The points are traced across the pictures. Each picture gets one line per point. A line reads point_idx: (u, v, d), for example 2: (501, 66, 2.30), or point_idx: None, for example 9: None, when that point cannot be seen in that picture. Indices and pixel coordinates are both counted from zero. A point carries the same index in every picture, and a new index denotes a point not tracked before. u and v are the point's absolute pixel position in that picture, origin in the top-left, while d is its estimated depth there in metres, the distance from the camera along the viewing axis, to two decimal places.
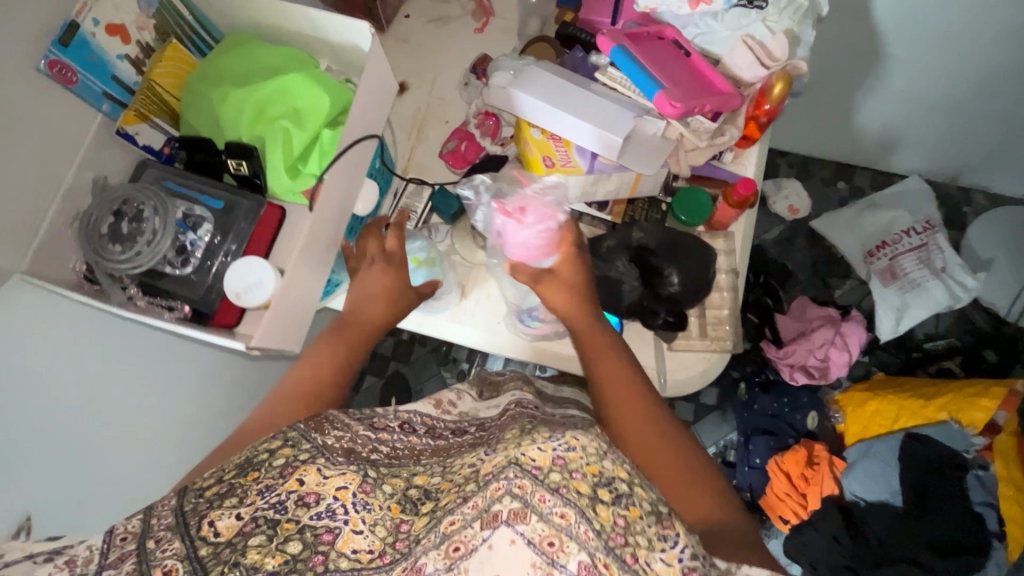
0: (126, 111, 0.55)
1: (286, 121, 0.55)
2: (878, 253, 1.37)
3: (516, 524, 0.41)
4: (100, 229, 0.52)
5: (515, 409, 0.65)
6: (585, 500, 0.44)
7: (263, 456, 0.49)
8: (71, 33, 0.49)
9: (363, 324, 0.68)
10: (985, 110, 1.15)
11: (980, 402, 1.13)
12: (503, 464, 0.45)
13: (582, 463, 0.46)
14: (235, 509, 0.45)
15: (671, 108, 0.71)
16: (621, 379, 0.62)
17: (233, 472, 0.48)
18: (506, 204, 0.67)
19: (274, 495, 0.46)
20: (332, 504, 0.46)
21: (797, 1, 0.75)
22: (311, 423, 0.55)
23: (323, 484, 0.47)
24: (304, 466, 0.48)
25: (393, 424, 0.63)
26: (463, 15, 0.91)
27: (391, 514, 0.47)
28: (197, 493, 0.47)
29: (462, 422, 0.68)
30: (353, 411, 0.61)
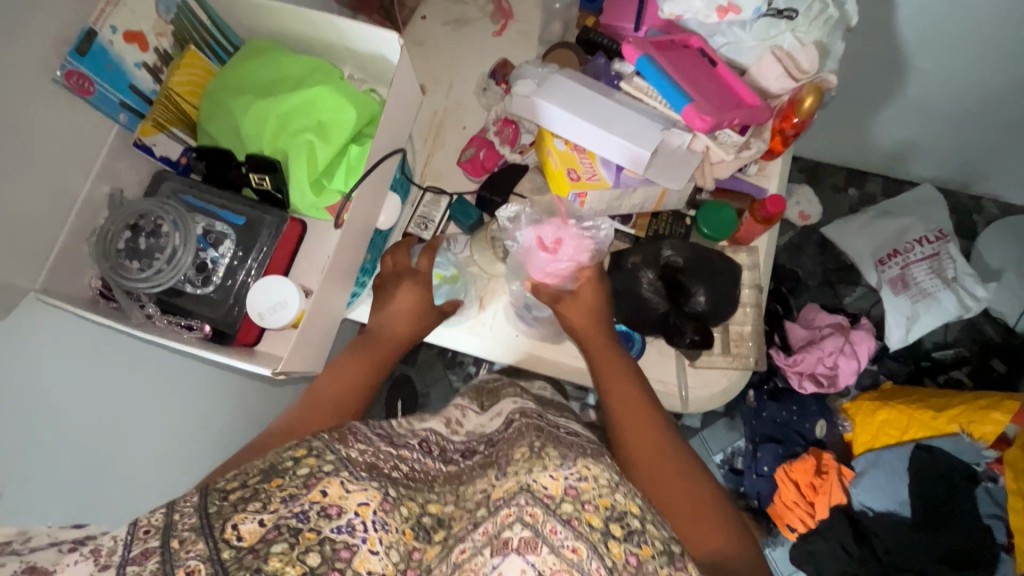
0: (144, 122, 0.53)
1: (311, 135, 0.54)
2: (889, 262, 1.36)
3: (526, 554, 0.40)
4: (117, 245, 0.51)
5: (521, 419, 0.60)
6: (597, 534, 0.42)
7: (288, 464, 0.44)
8: (87, 41, 0.47)
9: (386, 339, 0.68)
10: (1004, 120, 1.14)
11: (992, 415, 1.12)
12: (513, 490, 0.45)
13: (594, 494, 0.45)
14: (258, 515, 0.40)
15: (700, 122, 0.69)
16: (631, 398, 0.62)
17: (256, 476, 0.43)
18: (544, 236, 0.66)
19: (297, 505, 0.41)
20: (353, 519, 0.42)
21: (827, 12, 0.73)
22: (335, 433, 0.50)
23: (346, 498, 0.42)
24: (328, 477, 0.43)
25: (411, 441, 0.57)
26: (481, 17, 0.89)
27: (405, 539, 0.44)
28: (220, 494, 0.42)
29: (471, 441, 0.63)
30: (373, 424, 0.56)
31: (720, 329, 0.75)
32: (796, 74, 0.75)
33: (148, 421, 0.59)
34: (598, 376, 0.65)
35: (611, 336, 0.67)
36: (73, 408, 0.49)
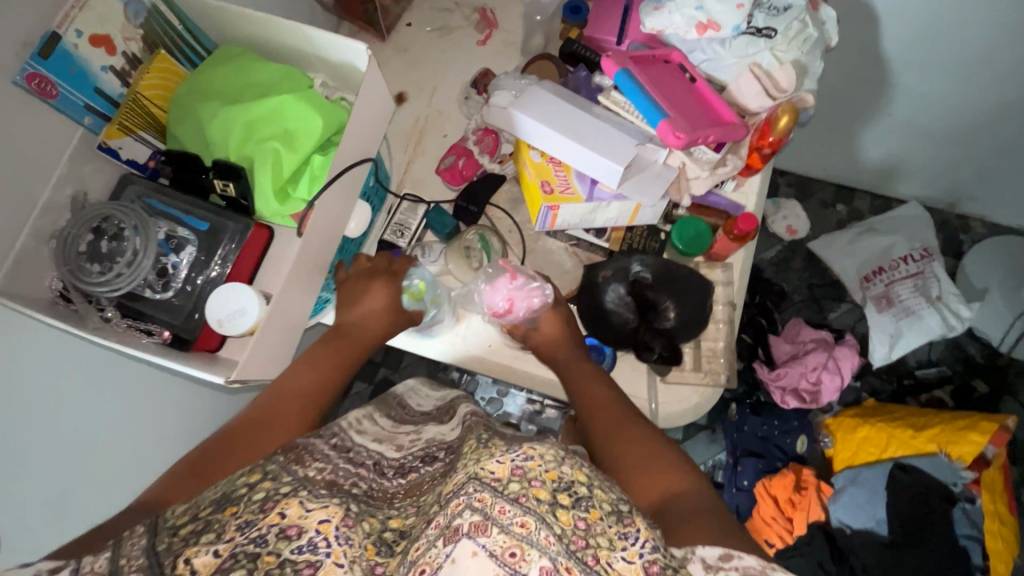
0: (110, 125, 0.53)
1: (276, 143, 0.54)
2: (874, 278, 1.37)
3: (477, 537, 0.39)
4: (77, 248, 0.50)
5: (473, 418, 0.61)
6: (544, 506, 0.41)
7: (242, 490, 0.43)
8: (50, 45, 0.47)
9: (356, 335, 0.66)
10: (991, 140, 1.14)
11: (969, 436, 1.13)
12: (462, 481, 0.44)
13: (542, 470, 0.43)
14: (212, 546, 0.38)
15: (674, 138, 0.70)
16: (594, 391, 0.63)
17: (207, 508, 0.42)
18: (495, 309, 0.69)
19: (254, 530, 0.40)
20: (315, 537, 0.41)
21: (807, 31, 0.73)
22: (291, 455, 0.48)
23: (306, 517, 0.41)
24: (286, 499, 0.42)
25: (367, 461, 0.56)
26: (466, 26, 0.89)
27: (366, 556, 0.42)
28: (169, 531, 0.40)
29: (429, 448, 0.61)
30: (327, 438, 0.54)
31: (693, 343, 0.74)
32: (774, 93, 0.75)
33: (107, 423, 0.59)
34: (564, 374, 0.67)
35: (573, 335, 0.70)
36: (27, 412, 0.49)
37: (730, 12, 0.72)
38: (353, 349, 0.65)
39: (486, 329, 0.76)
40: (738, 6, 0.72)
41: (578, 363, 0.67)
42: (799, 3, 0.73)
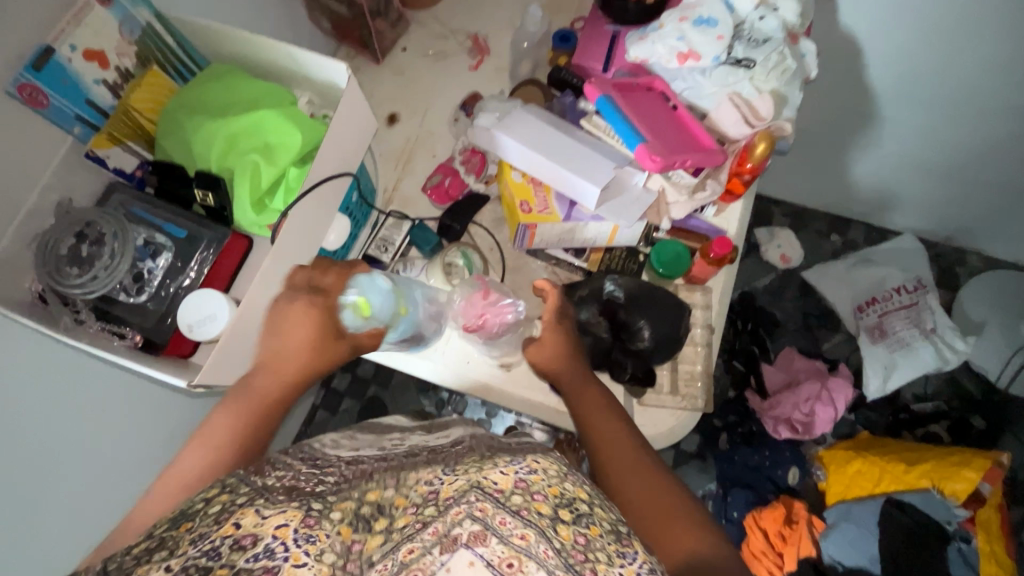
0: (98, 135, 0.55)
1: (255, 155, 0.56)
2: (869, 308, 1.36)
3: (474, 547, 0.40)
4: (59, 251, 0.52)
5: (470, 439, 0.55)
6: (545, 520, 0.42)
7: (199, 505, 0.40)
8: (44, 58, 0.49)
9: (264, 386, 0.51)
10: (984, 174, 1.14)
11: (963, 473, 1.09)
12: (463, 487, 0.44)
13: (544, 485, 0.44)
14: (164, 562, 0.36)
15: (650, 161, 0.72)
16: (602, 421, 0.61)
17: (164, 525, 0.39)
18: (468, 322, 0.70)
19: (207, 542, 0.37)
20: (272, 543, 0.38)
21: (785, 63, 0.75)
22: (252, 467, 0.45)
23: (261, 525, 0.39)
24: (241, 509, 0.39)
25: (340, 460, 0.52)
26: (460, 51, 0.91)
27: (342, 537, 0.40)
28: (122, 552, 0.37)
29: (415, 450, 0.56)
30: (295, 452, 0.52)
31: (670, 366, 0.74)
32: (753, 121, 0.76)
33: None
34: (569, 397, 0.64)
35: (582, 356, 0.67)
36: None
37: (710, 41, 0.75)
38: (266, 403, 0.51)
39: (468, 347, 0.76)
40: (718, 37, 0.75)
41: (591, 392, 0.64)
42: (778, 36, 0.75)
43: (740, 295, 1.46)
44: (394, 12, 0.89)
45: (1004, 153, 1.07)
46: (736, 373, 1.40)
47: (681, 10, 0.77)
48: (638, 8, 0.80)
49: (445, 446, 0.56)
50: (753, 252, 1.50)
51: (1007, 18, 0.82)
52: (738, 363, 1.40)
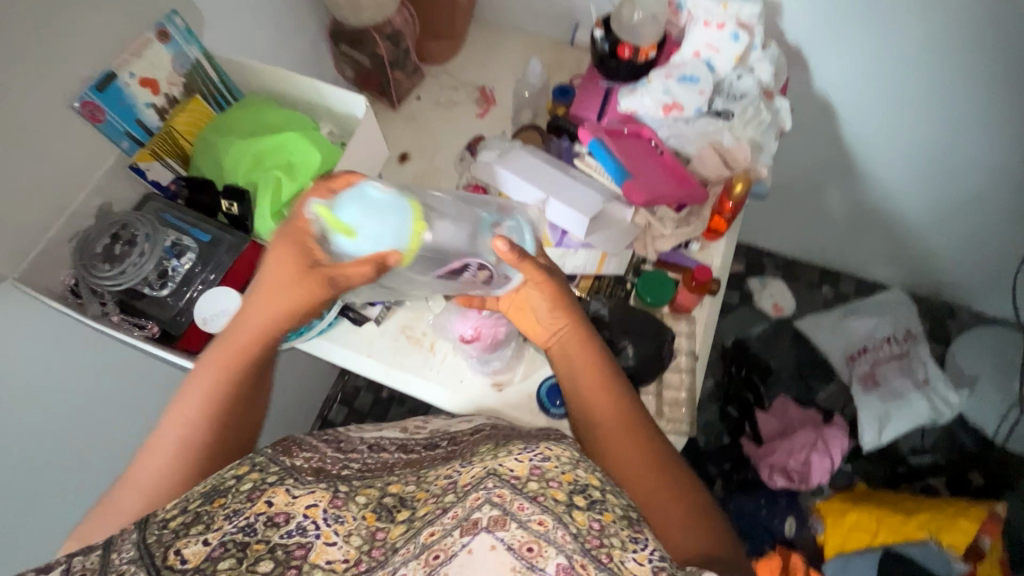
0: (142, 150, 0.64)
1: (279, 172, 0.64)
2: (859, 358, 1.38)
3: (495, 531, 0.42)
4: (95, 248, 0.58)
5: (490, 427, 0.57)
6: (561, 506, 0.44)
7: (230, 483, 0.46)
8: (106, 82, 0.59)
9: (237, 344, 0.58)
10: (964, 227, 1.19)
11: (959, 522, 1.09)
12: (480, 475, 0.46)
13: (558, 472, 0.46)
14: (202, 536, 0.42)
15: (636, 196, 0.80)
16: (604, 402, 0.64)
17: (197, 500, 0.44)
18: (464, 334, 0.75)
19: (242, 519, 0.43)
20: (303, 522, 0.45)
21: (761, 116, 0.83)
22: (278, 448, 0.52)
23: (293, 503, 0.46)
24: (273, 488, 0.46)
25: (361, 446, 0.58)
26: (468, 101, 1.01)
27: (366, 523, 0.46)
28: (161, 523, 0.42)
29: (432, 439, 0.59)
30: (318, 434, 0.58)
31: (654, 390, 0.77)
32: (732, 165, 0.83)
33: None
34: (570, 374, 0.67)
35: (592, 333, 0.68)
36: None
37: (693, 96, 0.84)
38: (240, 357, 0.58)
39: (463, 367, 0.80)
40: (700, 92, 0.84)
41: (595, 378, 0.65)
42: (753, 92, 0.84)
43: (734, 342, 1.48)
44: (411, 64, 0.98)
45: (984, 208, 1.12)
46: (731, 419, 1.40)
47: (666, 68, 0.85)
48: (628, 67, 0.88)
49: (466, 432, 0.59)
50: (746, 300, 1.53)
51: (971, 79, 0.89)
52: (732, 410, 1.40)
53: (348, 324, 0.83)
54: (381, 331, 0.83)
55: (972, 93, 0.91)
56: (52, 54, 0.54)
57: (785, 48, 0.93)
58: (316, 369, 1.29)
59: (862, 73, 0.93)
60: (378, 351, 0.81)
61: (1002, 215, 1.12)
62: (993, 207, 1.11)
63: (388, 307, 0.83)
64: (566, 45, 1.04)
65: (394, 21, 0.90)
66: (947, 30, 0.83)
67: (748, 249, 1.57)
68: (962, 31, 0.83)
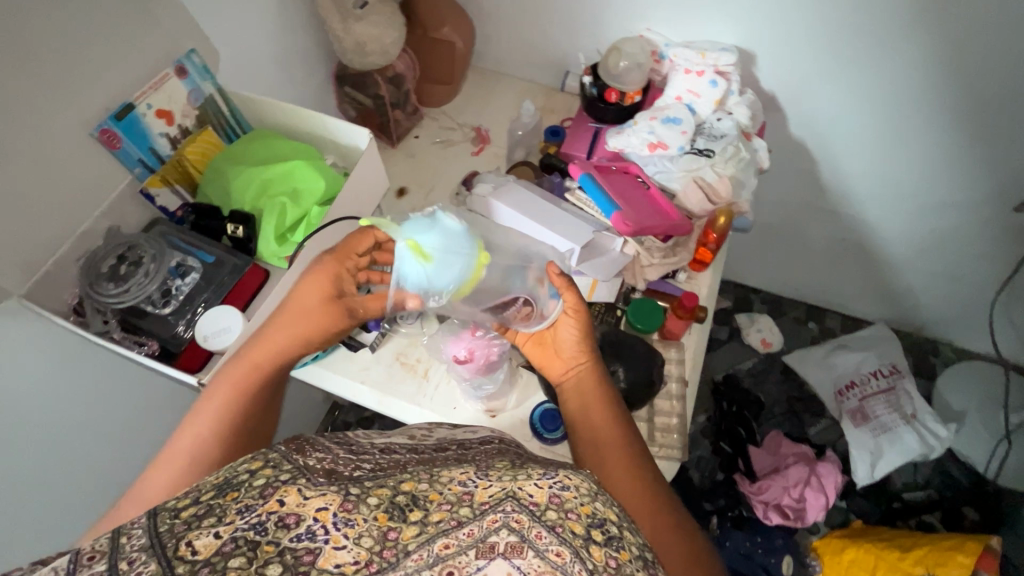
0: (153, 176, 0.69)
1: (285, 199, 0.70)
2: (848, 393, 1.40)
3: (512, 558, 0.39)
4: (100, 268, 0.63)
5: (500, 444, 0.61)
6: (579, 540, 0.41)
7: (243, 476, 0.42)
8: (126, 111, 0.65)
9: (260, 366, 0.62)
10: (941, 264, 1.23)
11: (956, 558, 1.07)
12: (498, 495, 0.43)
13: (577, 504, 0.43)
14: (213, 529, 0.37)
15: (625, 227, 0.84)
16: (607, 430, 0.66)
17: (210, 491, 0.40)
18: (458, 354, 0.75)
19: (253, 516, 0.38)
20: (313, 525, 0.39)
21: (740, 154, 0.87)
22: (292, 445, 0.48)
23: (304, 505, 0.40)
24: (285, 487, 0.41)
25: (372, 449, 0.56)
26: (464, 140, 1.06)
27: (378, 523, 0.40)
28: (172, 513, 0.38)
29: (441, 443, 0.61)
30: (330, 437, 0.55)
31: (646, 415, 0.79)
32: (715, 199, 0.88)
33: None
34: (580, 408, 0.69)
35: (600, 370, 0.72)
36: None
37: (675, 136, 0.89)
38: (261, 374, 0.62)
39: (457, 394, 0.80)
40: (682, 132, 0.89)
41: (597, 395, 0.69)
42: (733, 133, 0.88)
43: (725, 377, 1.50)
44: (411, 105, 1.04)
45: (959, 244, 1.16)
46: (723, 455, 1.39)
47: (651, 111, 0.91)
48: (615, 109, 0.95)
49: (474, 441, 0.63)
50: (735, 336, 1.56)
51: (939, 122, 0.95)
52: (725, 445, 1.40)
53: (344, 351, 0.83)
54: (376, 358, 0.83)
55: (943, 131, 0.96)
56: (49, 71, 0.57)
57: (761, 94, 1.01)
58: (305, 404, 1.27)
59: (832, 117, 1.00)
60: (373, 378, 0.82)
61: (973, 251, 1.17)
62: (964, 244, 1.16)
63: (384, 333, 0.84)
64: (557, 90, 1.11)
65: (396, 65, 0.97)
66: (914, 73, 0.89)
67: (735, 286, 1.62)
68: (928, 76, 0.89)
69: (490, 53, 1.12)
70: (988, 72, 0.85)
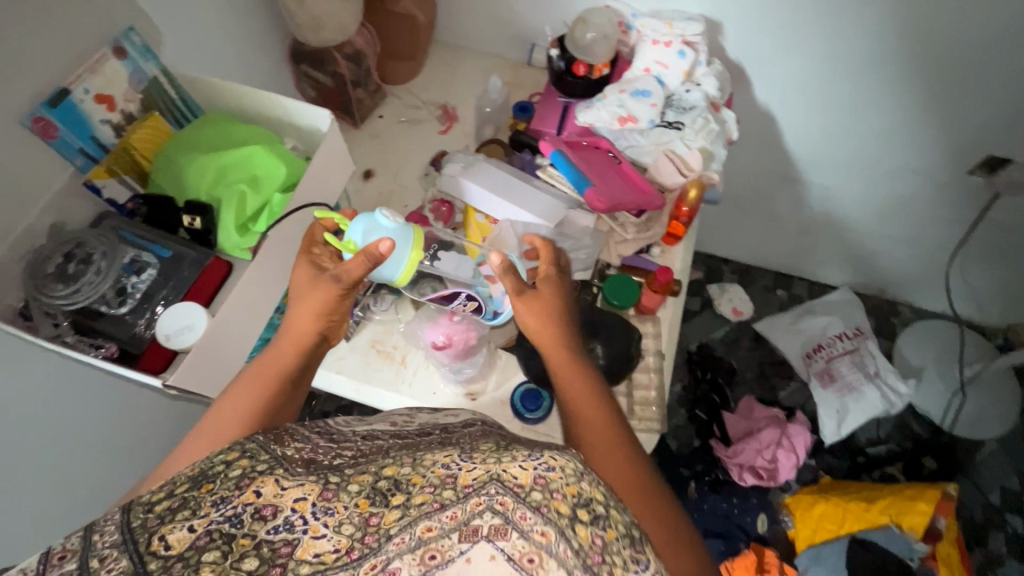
0: (97, 168, 0.65)
1: (243, 186, 0.67)
2: (816, 355, 1.44)
3: (495, 540, 0.37)
4: (46, 269, 0.60)
5: (481, 425, 0.61)
6: (565, 519, 0.39)
7: (219, 467, 0.42)
8: (59, 97, 0.60)
9: (285, 349, 0.62)
10: (901, 227, 1.27)
11: (919, 506, 1.16)
12: (482, 477, 0.41)
13: (562, 484, 0.41)
14: (186, 522, 0.38)
15: (598, 203, 0.83)
16: (588, 409, 0.64)
17: (185, 484, 0.40)
18: (436, 341, 0.75)
19: (229, 507, 0.39)
20: (291, 516, 0.39)
21: (710, 125, 0.87)
22: (270, 435, 0.48)
23: (281, 496, 0.40)
24: (262, 477, 0.41)
25: (354, 436, 0.55)
26: (430, 118, 1.02)
27: (360, 509, 0.40)
28: (145, 508, 0.39)
29: (425, 428, 0.61)
30: (312, 426, 0.54)
31: (626, 389, 0.79)
32: (686, 172, 0.87)
33: None
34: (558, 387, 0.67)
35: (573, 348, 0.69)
36: None
37: (645, 109, 0.89)
38: (286, 358, 0.62)
39: (436, 377, 0.79)
40: (652, 105, 0.89)
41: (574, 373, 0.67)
42: (702, 104, 0.89)
43: (698, 347, 1.53)
44: (373, 83, 1.00)
45: (917, 208, 1.20)
46: (699, 422, 1.42)
47: (620, 84, 0.91)
48: (584, 83, 0.93)
49: (454, 425, 0.62)
50: (707, 306, 1.59)
51: (903, 88, 0.96)
52: (701, 412, 1.44)
53: None
54: (351, 347, 0.82)
55: (908, 96, 0.97)
56: None
57: (728, 64, 1.00)
58: None
59: (798, 86, 1.01)
60: (348, 367, 0.80)
61: (931, 214, 1.21)
62: (922, 208, 1.20)
63: (358, 322, 0.82)
64: (523, 65, 1.09)
65: (355, 41, 0.92)
66: (881, 38, 0.89)
67: (706, 257, 1.64)
68: (892, 41, 0.90)
69: (452, 27, 1.08)
70: (948, 38, 0.87)
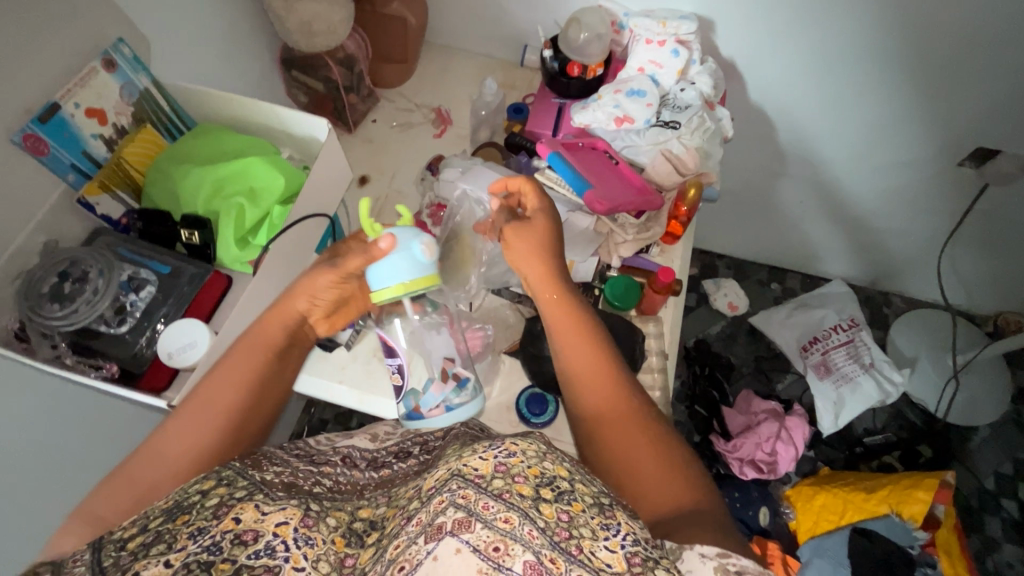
0: (90, 183, 0.64)
1: (241, 199, 0.66)
2: (812, 348, 1.45)
3: (460, 534, 0.42)
4: (41, 289, 0.59)
5: (460, 430, 0.65)
6: (528, 501, 0.45)
7: (194, 498, 0.46)
8: (50, 112, 0.59)
9: (270, 329, 0.60)
10: (892, 220, 1.29)
11: (917, 495, 1.17)
12: (446, 478, 0.47)
13: (524, 467, 0.47)
14: (163, 557, 0.41)
15: (598, 206, 0.83)
16: (584, 356, 0.62)
17: (159, 517, 0.45)
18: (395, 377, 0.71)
19: (207, 538, 0.43)
20: (272, 540, 0.44)
21: (706, 124, 0.87)
22: (248, 461, 0.53)
23: (261, 521, 0.45)
24: (240, 504, 0.46)
25: (334, 458, 0.62)
26: (424, 122, 1.01)
27: (337, 547, 0.47)
28: (117, 545, 0.43)
29: (403, 442, 0.66)
30: (289, 447, 0.60)
31: None
32: (682, 171, 0.87)
33: None
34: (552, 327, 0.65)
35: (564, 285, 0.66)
36: None
37: (641, 108, 0.88)
38: (272, 337, 0.60)
39: None
40: (647, 104, 0.88)
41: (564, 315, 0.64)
42: (697, 103, 0.88)
43: (695, 342, 1.54)
44: (365, 88, 0.99)
45: (907, 200, 1.22)
46: (699, 418, 1.43)
47: (614, 84, 0.91)
48: (579, 83, 0.93)
49: (437, 435, 0.67)
50: (703, 302, 1.59)
51: (893, 84, 0.97)
52: (700, 408, 1.43)
53: (318, 351, 0.80)
54: (352, 356, 0.81)
55: (897, 91, 0.98)
56: None
57: (720, 62, 1.01)
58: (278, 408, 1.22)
59: (789, 82, 1.01)
60: (350, 377, 0.80)
61: (921, 207, 1.23)
62: (912, 200, 1.21)
63: (359, 330, 0.81)
64: (516, 66, 1.08)
65: (347, 45, 0.91)
66: (870, 32, 0.90)
67: (700, 253, 1.65)
68: (881, 37, 0.90)
69: (444, 28, 1.07)
70: (937, 32, 0.87)
